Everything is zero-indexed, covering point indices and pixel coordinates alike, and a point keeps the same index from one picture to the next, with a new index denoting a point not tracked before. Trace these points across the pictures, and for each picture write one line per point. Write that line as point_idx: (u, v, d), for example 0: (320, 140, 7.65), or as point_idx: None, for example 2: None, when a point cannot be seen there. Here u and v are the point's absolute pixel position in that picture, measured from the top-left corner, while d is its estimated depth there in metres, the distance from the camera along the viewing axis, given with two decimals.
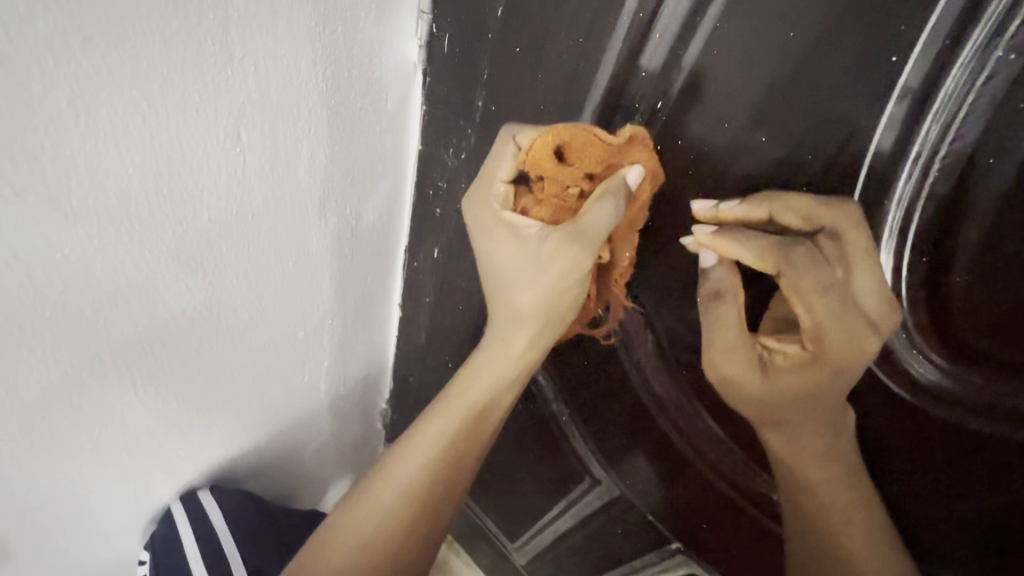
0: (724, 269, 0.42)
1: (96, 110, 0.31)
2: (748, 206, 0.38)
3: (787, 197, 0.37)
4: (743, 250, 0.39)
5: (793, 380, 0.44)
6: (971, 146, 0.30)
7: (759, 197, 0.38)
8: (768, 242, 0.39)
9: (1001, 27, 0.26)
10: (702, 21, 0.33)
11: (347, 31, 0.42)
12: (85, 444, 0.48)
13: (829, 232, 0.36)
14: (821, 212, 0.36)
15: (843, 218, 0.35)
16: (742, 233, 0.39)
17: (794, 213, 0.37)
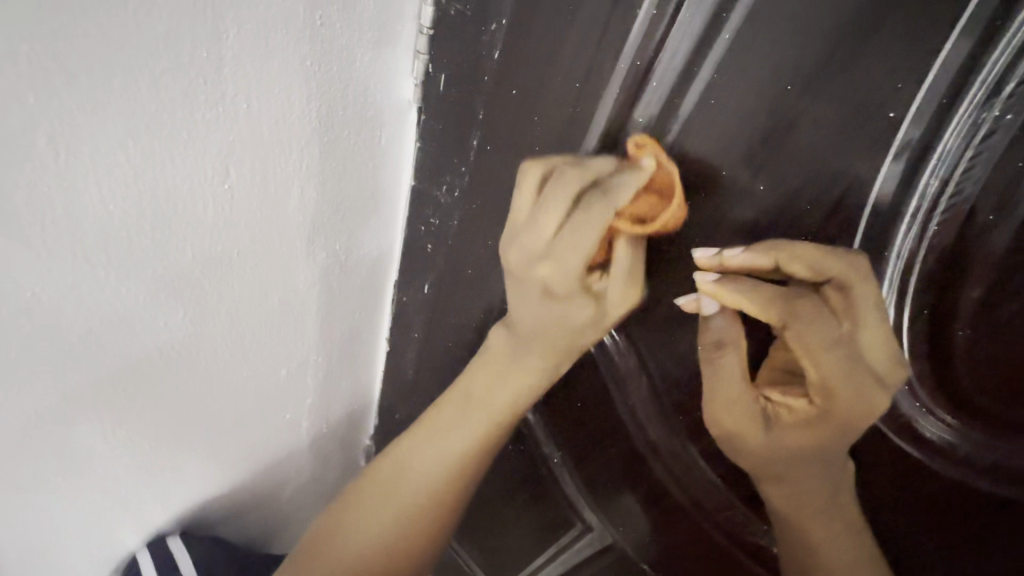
0: (725, 318, 0.38)
1: (77, 146, 0.31)
2: (752, 254, 0.34)
3: (794, 246, 0.33)
4: (747, 302, 0.35)
5: (800, 438, 0.38)
6: (971, 202, 0.29)
7: (765, 246, 0.34)
8: (775, 294, 0.35)
9: (998, 86, 0.26)
10: (698, 71, 0.33)
11: (342, 70, 0.42)
12: (58, 469, 0.48)
13: (840, 285, 0.33)
14: (832, 263, 0.32)
15: (854, 274, 0.32)
16: (745, 282, 0.35)
17: (803, 265, 0.33)
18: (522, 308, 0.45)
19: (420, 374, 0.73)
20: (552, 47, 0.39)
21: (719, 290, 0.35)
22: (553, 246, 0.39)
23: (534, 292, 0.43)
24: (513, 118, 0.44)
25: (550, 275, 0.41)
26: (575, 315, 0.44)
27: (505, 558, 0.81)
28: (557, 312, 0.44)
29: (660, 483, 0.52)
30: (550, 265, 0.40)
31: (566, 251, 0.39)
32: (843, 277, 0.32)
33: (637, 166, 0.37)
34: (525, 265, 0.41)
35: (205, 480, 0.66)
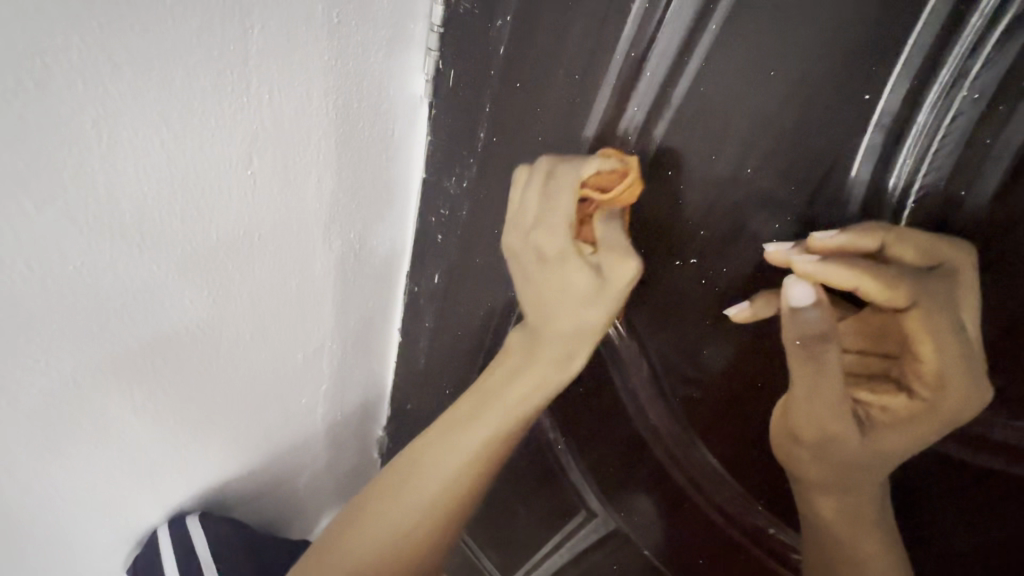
0: (822, 311, 0.34)
1: (118, 131, 0.34)
2: (854, 234, 0.32)
3: (899, 228, 0.31)
4: (867, 281, 0.31)
5: (898, 439, 0.36)
6: (944, 181, 0.30)
7: (864, 227, 0.32)
8: (889, 277, 0.31)
9: (965, 66, 0.27)
10: (690, 60, 0.35)
11: (358, 65, 0.45)
12: (89, 440, 0.51)
13: (951, 272, 0.30)
14: (937, 246, 0.30)
15: (963, 257, 0.30)
16: (852, 264, 0.32)
17: (910, 246, 0.31)
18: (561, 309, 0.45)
19: (431, 364, 0.76)
20: (554, 43, 0.41)
21: (828, 271, 0.32)
22: (562, 296, 0.44)
23: (552, 323, 0.46)
24: (517, 110, 0.47)
25: (577, 264, 0.43)
26: (588, 319, 0.44)
27: (513, 546, 0.83)
28: (558, 278, 0.44)
29: (659, 465, 0.54)
30: (574, 260, 0.43)
31: (576, 236, 0.42)
32: (955, 261, 0.30)
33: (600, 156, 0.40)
34: (556, 254, 0.43)
35: (224, 460, 0.69)
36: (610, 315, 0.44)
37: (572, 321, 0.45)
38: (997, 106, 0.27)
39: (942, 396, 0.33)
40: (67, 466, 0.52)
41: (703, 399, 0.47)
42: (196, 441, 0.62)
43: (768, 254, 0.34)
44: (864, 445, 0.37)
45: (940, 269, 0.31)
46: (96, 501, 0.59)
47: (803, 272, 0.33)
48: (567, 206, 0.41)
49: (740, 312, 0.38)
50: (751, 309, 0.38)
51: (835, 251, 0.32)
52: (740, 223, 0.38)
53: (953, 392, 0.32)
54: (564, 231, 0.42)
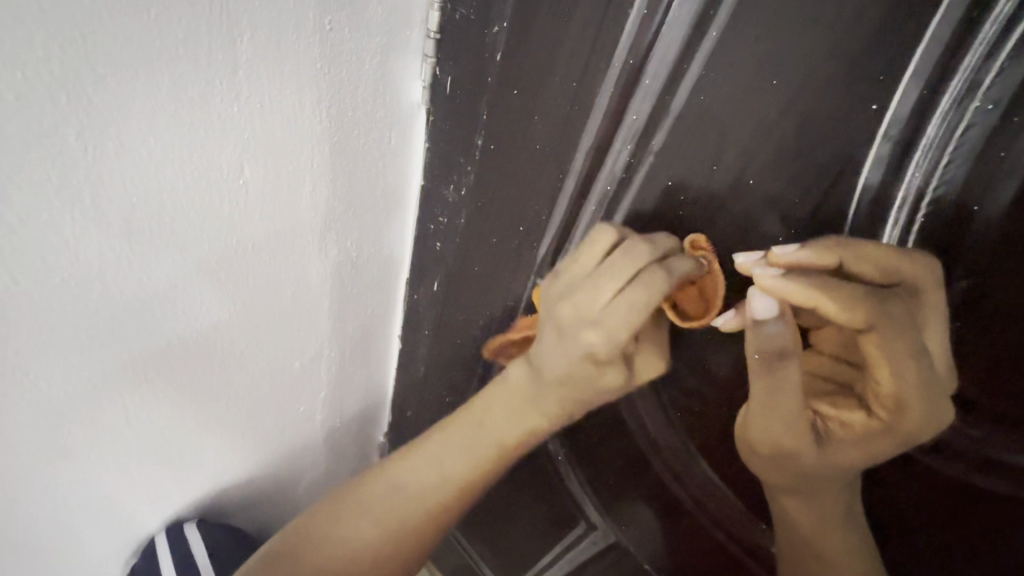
0: (783, 325, 0.34)
1: (104, 142, 0.34)
2: (813, 251, 0.31)
3: (856, 245, 0.31)
4: (828, 302, 0.31)
5: (856, 452, 0.36)
6: (955, 194, 0.28)
7: (823, 244, 0.31)
8: (849, 298, 0.30)
9: (977, 75, 0.26)
10: (689, 67, 0.34)
11: (352, 73, 0.44)
12: (82, 451, 0.51)
13: (907, 290, 0.30)
14: (896, 265, 0.30)
15: (921, 275, 0.30)
16: (812, 279, 0.31)
17: (868, 265, 0.31)
18: (556, 355, 0.44)
19: (430, 371, 0.75)
20: (550, 50, 0.40)
21: (788, 287, 0.31)
22: (606, 316, 0.40)
23: (575, 354, 0.43)
24: (514, 118, 0.46)
25: (595, 343, 0.41)
26: (606, 380, 0.44)
27: (513, 557, 0.82)
28: (592, 373, 0.44)
29: (659, 479, 0.52)
30: (592, 332, 0.41)
31: (615, 324, 0.39)
32: (911, 280, 0.30)
33: (695, 261, 0.38)
34: (573, 323, 0.42)
35: (221, 469, 0.69)
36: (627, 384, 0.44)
37: (589, 382, 0.44)
38: (1012, 117, 0.26)
39: (900, 414, 0.33)
40: (60, 476, 0.51)
41: (703, 413, 0.46)
42: (191, 449, 0.62)
43: (736, 266, 0.34)
44: (821, 456, 0.37)
45: (897, 289, 0.31)
46: (90, 509, 0.58)
47: (764, 288, 0.32)
48: (630, 296, 0.38)
49: (726, 322, 0.38)
50: (736, 319, 0.37)
51: (795, 267, 0.32)
52: (741, 234, 0.36)
53: (908, 412, 0.32)
54: (616, 329, 0.40)
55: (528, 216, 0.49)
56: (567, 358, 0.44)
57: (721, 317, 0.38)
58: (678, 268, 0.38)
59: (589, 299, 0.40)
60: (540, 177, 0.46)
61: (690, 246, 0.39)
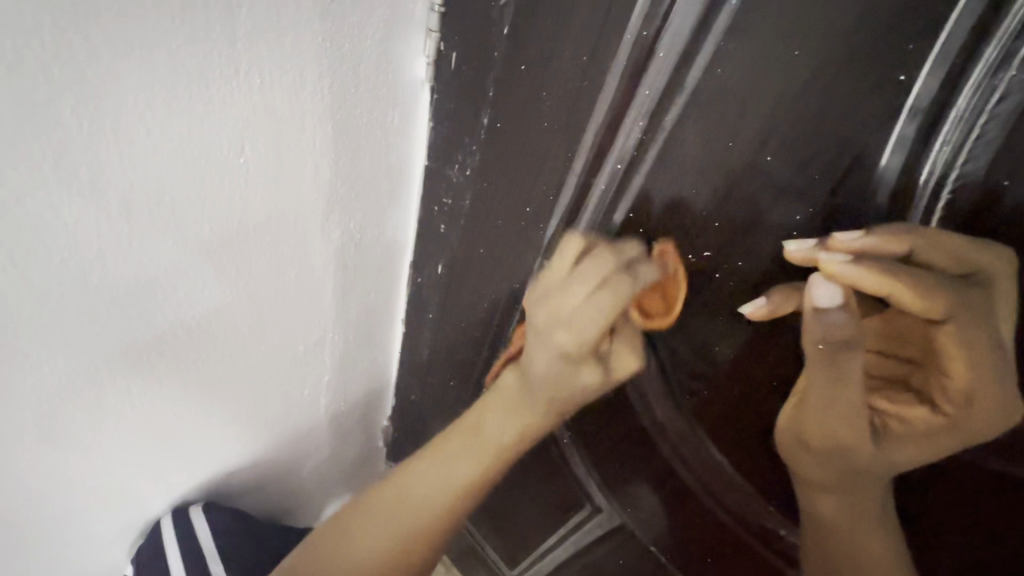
0: (845, 313, 0.35)
1: (101, 118, 0.33)
2: (880, 238, 0.31)
3: (928, 233, 0.30)
4: (899, 290, 0.31)
5: (919, 446, 0.37)
6: (983, 170, 0.27)
7: (894, 230, 0.31)
8: (921, 288, 0.31)
9: (1013, 45, 0.25)
10: (706, 39, 0.32)
11: (354, 48, 0.43)
12: (86, 434, 0.51)
13: (982, 281, 0.30)
14: (973, 254, 0.30)
15: (1001, 268, 0.29)
16: (879, 267, 0.32)
17: (940, 253, 0.31)
18: (537, 363, 0.50)
19: (434, 355, 0.75)
20: (560, 23, 0.39)
21: (855, 274, 0.32)
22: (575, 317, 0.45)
23: (553, 353, 0.49)
24: (521, 95, 0.44)
25: (566, 341, 0.47)
26: (584, 377, 0.49)
27: (519, 539, 0.83)
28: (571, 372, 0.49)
29: (665, 462, 0.52)
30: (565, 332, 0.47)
31: (581, 323, 0.45)
32: (988, 270, 0.29)
33: (663, 269, 0.43)
34: (546, 325, 0.48)
35: (225, 454, 0.69)
36: (604, 378, 0.49)
37: (568, 379, 0.50)
38: None
39: (969, 407, 0.33)
40: (65, 460, 0.51)
41: (713, 396, 0.45)
42: (196, 433, 0.61)
43: (787, 255, 0.34)
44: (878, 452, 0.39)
45: (971, 279, 0.30)
46: (97, 492, 0.59)
47: (831, 273, 0.33)
48: (597, 304, 0.44)
49: (757, 308, 0.38)
50: (767, 306, 0.37)
51: (863, 252, 0.32)
52: (758, 213, 0.35)
53: (977, 409, 0.33)
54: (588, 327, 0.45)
55: (534, 197, 0.48)
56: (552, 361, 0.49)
57: (749, 303, 0.38)
58: (625, 252, 0.44)
59: (563, 297, 0.46)
60: (548, 157, 0.45)
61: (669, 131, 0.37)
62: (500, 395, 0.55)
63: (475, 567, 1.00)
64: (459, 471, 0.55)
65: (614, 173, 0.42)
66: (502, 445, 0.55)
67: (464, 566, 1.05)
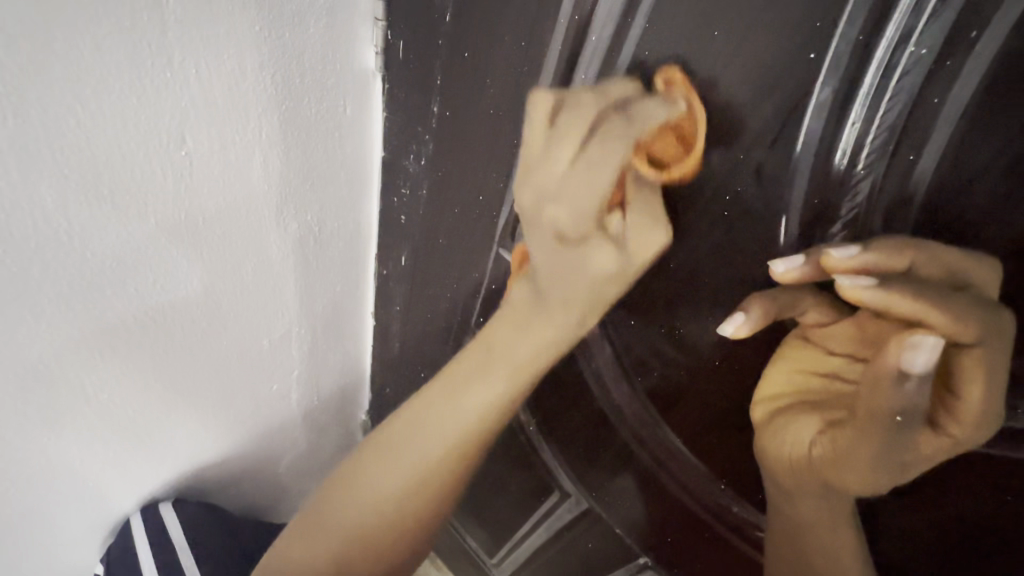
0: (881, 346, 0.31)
1: (27, 109, 0.33)
2: (877, 253, 0.29)
3: (924, 245, 0.28)
4: (904, 307, 0.29)
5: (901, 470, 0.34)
6: (891, 143, 0.27)
7: (891, 244, 0.29)
8: (931, 307, 0.28)
9: (910, 23, 0.25)
10: (634, 22, 0.33)
11: (296, 36, 0.42)
12: (43, 430, 0.51)
13: (981, 295, 0.27)
14: (966, 267, 0.27)
15: (982, 276, 0.27)
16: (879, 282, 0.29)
17: (934, 267, 0.28)
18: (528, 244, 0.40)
19: (403, 347, 0.75)
20: (497, 9, 0.39)
21: (861, 292, 0.29)
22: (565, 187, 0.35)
23: (547, 238, 0.38)
24: (466, 82, 0.45)
25: (561, 217, 0.36)
26: (595, 262, 0.37)
27: (497, 527, 0.83)
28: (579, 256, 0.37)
29: (626, 446, 0.52)
30: (561, 207, 0.36)
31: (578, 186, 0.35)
32: (980, 286, 0.27)
33: (669, 102, 0.33)
34: (534, 205, 0.37)
35: (195, 450, 0.69)
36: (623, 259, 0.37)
37: (579, 271, 0.38)
38: (945, 61, 0.25)
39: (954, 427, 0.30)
40: (24, 455, 0.52)
41: (665, 380, 0.45)
42: (160, 431, 0.62)
43: (779, 273, 0.32)
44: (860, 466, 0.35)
45: (970, 294, 0.27)
46: (60, 490, 0.59)
47: (846, 295, 0.30)
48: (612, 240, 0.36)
49: (738, 327, 0.35)
50: (748, 324, 0.35)
51: (868, 270, 0.29)
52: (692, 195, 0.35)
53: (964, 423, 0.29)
54: (585, 200, 0.35)
55: (486, 185, 0.49)
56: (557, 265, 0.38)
57: (730, 323, 0.36)
58: (648, 108, 0.33)
59: (546, 174, 0.36)
60: (496, 144, 0.45)
61: None
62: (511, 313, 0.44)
63: (458, 557, 1.00)
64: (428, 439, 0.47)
65: None
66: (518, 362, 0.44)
67: (447, 558, 1.05)
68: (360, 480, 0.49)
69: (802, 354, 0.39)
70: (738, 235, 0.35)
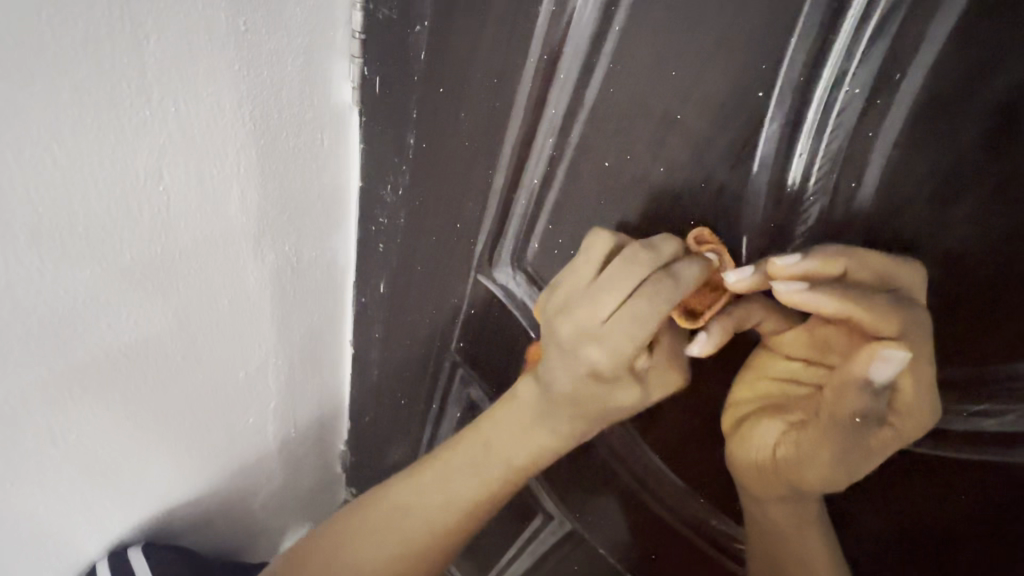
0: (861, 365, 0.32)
1: (2, 150, 0.34)
2: (817, 261, 0.31)
3: (858, 252, 0.30)
4: (857, 311, 0.31)
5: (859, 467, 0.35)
6: (835, 172, 0.30)
7: (826, 252, 0.31)
8: (861, 307, 0.31)
9: (843, 66, 0.28)
10: (597, 62, 0.35)
11: (273, 74, 0.44)
12: (6, 475, 0.49)
13: (905, 295, 0.30)
14: (894, 270, 0.29)
15: (914, 277, 0.29)
16: (824, 289, 0.31)
17: (867, 270, 0.30)
18: (558, 372, 0.41)
19: (383, 375, 0.74)
20: (470, 48, 0.41)
21: (813, 300, 0.31)
22: (606, 332, 0.36)
23: (580, 372, 0.39)
24: (442, 116, 0.46)
25: (596, 359, 0.38)
26: (618, 400, 0.39)
27: (482, 555, 0.82)
28: (595, 393, 0.40)
29: (607, 465, 0.53)
30: (595, 348, 0.37)
31: (618, 338, 0.36)
32: (908, 284, 0.29)
33: (703, 260, 0.35)
34: (574, 340, 0.38)
35: (166, 489, 0.67)
36: (642, 398, 0.39)
37: (598, 399, 0.40)
38: (875, 100, 0.27)
39: (902, 420, 0.32)
40: None
41: None
42: (131, 470, 0.60)
43: (732, 286, 0.33)
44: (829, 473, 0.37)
45: (894, 293, 0.30)
46: (23, 538, 0.56)
47: (789, 302, 0.32)
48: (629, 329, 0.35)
49: (703, 346, 0.36)
50: (712, 342, 0.36)
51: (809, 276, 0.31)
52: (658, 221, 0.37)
53: (910, 415, 0.32)
54: (622, 345, 0.36)
55: (462, 213, 0.50)
56: (573, 380, 0.40)
57: (698, 341, 0.36)
58: (664, 249, 0.35)
59: (589, 313, 0.36)
60: (471, 175, 0.47)
61: (579, 145, 0.39)
62: (507, 411, 0.47)
63: None
64: (457, 490, 0.49)
65: (532, 186, 0.44)
66: (516, 465, 0.47)
67: None
68: (393, 515, 0.51)
69: (764, 362, 0.40)
70: None
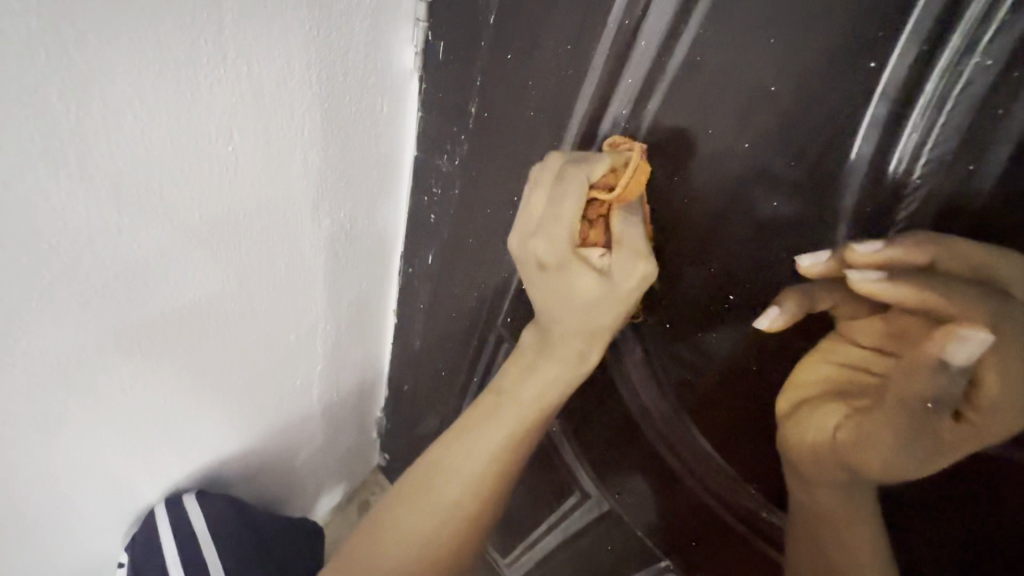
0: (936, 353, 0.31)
1: (88, 104, 0.34)
2: (900, 248, 0.31)
3: (947, 241, 0.29)
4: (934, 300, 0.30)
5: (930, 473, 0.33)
6: (952, 152, 0.27)
7: (910, 239, 0.30)
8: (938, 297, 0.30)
9: (978, 31, 0.25)
10: (686, 26, 0.33)
11: (341, 35, 0.43)
12: (80, 420, 0.52)
13: (1003, 289, 0.28)
14: (990, 262, 0.28)
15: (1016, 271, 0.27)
16: (897, 276, 0.31)
17: (959, 262, 0.29)
18: (568, 314, 0.45)
19: (426, 345, 0.75)
20: (544, 11, 0.40)
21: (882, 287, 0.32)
22: (542, 219, 0.42)
23: (532, 267, 0.45)
24: (507, 82, 0.45)
25: (541, 249, 0.43)
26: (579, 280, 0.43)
27: (513, 527, 0.83)
28: (560, 282, 0.44)
29: (653, 448, 0.52)
30: (540, 238, 0.43)
31: (547, 226, 0.42)
32: (1007, 277, 0.27)
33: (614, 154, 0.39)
34: (520, 241, 0.45)
35: (222, 440, 0.70)
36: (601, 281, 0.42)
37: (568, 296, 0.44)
38: (1011, 73, 0.25)
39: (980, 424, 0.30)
40: (60, 446, 0.53)
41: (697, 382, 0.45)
42: (187, 422, 0.62)
43: (803, 268, 0.34)
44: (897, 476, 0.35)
45: (989, 288, 0.28)
46: (92, 478, 0.59)
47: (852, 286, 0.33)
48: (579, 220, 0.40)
49: (771, 321, 0.37)
50: (783, 317, 0.37)
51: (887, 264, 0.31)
52: (735, 199, 0.36)
53: (990, 420, 0.29)
54: (559, 232, 0.42)
55: (522, 185, 0.49)
56: (549, 294, 0.45)
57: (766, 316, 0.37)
58: (592, 170, 0.39)
59: (538, 196, 0.43)
60: (534, 145, 0.46)
61: (656, 117, 0.37)
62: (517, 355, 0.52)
63: None
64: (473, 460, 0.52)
65: None
66: (526, 404, 0.51)
67: None
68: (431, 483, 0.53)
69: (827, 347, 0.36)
70: (784, 239, 0.35)
